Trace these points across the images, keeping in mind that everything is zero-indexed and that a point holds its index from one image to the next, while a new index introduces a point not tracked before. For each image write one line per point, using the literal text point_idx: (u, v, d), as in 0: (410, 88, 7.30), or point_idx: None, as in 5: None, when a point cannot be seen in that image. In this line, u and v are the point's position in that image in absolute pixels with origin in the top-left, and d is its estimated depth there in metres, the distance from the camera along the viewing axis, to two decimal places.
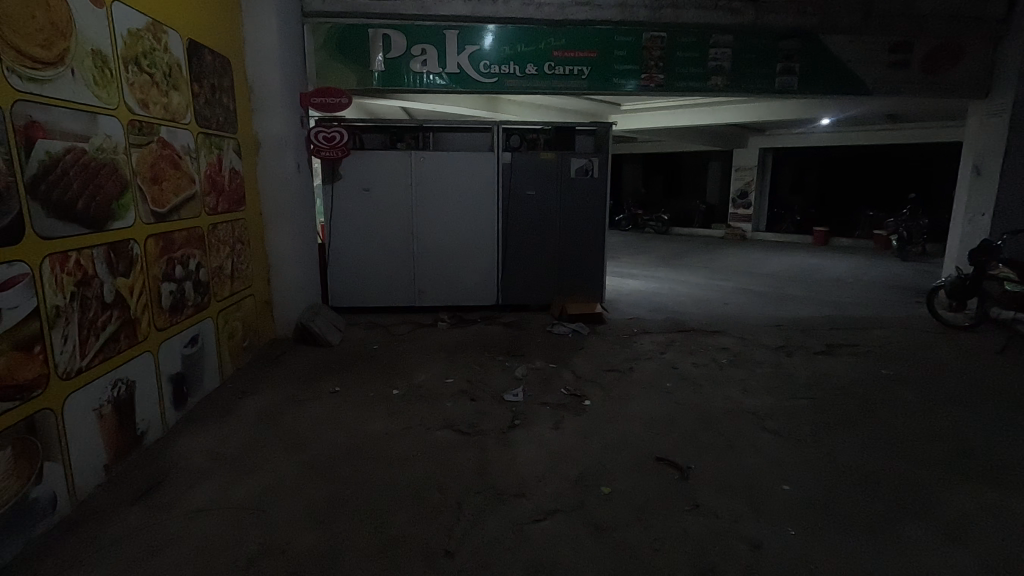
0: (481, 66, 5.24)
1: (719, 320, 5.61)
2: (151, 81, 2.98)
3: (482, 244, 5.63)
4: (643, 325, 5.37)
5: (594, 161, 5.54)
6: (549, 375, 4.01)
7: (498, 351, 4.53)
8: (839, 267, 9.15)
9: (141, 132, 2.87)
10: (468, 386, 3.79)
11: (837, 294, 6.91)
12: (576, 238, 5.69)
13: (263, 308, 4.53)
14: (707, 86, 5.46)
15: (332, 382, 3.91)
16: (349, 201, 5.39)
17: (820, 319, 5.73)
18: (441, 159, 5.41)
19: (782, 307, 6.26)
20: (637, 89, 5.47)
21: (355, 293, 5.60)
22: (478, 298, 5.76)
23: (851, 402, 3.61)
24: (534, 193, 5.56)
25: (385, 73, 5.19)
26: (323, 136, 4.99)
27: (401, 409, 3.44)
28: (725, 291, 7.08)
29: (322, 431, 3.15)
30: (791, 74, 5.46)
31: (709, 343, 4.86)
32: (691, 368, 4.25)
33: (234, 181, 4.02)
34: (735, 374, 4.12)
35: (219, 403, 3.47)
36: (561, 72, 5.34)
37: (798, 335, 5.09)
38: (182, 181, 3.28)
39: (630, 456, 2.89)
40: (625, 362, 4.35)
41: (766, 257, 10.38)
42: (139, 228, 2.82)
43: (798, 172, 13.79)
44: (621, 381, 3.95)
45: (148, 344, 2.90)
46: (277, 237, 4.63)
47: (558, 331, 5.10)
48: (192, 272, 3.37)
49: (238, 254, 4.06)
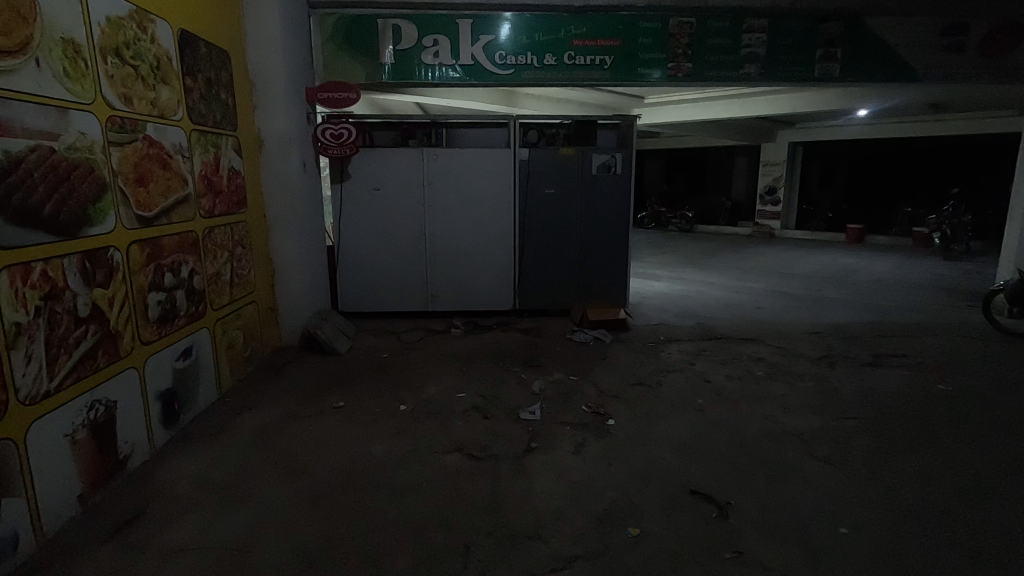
0: (496, 56, 4.93)
1: (752, 327, 5.23)
2: (136, 75, 2.75)
3: (498, 245, 5.33)
4: (670, 331, 5.03)
5: (617, 156, 5.19)
6: (568, 389, 3.70)
7: (514, 362, 4.24)
8: (878, 266, 8.64)
9: (123, 130, 2.64)
10: (481, 402, 3.50)
11: (879, 297, 6.47)
12: (598, 238, 5.35)
13: (266, 315, 4.30)
14: (740, 75, 5.07)
15: (336, 396, 3.65)
16: (359, 201, 5.14)
17: (863, 325, 5.32)
18: (454, 157, 5.13)
19: (819, 311, 5.85)
20: (663, 80, 5.10)
21: (365, 297, 5.36)
22: (494, 302, 5.46)
23: (908, 424, 3.23)
24: (553, 191, 5.24)
25: (395, 67, 4.92)
26: (330, 133, 4.74)
27: (407, 429, 3.17)
28: (756, 294, 6.70)
29: (322, 454, 2.90)
30: (832, 60, 5.04)
31: (742, 353, 4.50)
32: (724, 381, 3.91)
33: (233, 182, 3.79)
34: (773, 389, 3.76)
35: (214, 421, 3.24)
36: (583, 62, 5.00)
37: (839, 344, 4.70)
38: (172, 183, 3.05)
39: (660, 488, 2.57)
40: (652, 374, 4.02)
41: (797, 256, 9.92)
42: (121, 233, 2.59)
43: (830, 166, 13.21)
44: (648, 397, 3.62)
45: (132, 360, 2.66)
46: (281, 240, 4.40)
47: (580, 338, 4.78)
48: (183, 279, 3.13)
49: (237, 259, 3.83)
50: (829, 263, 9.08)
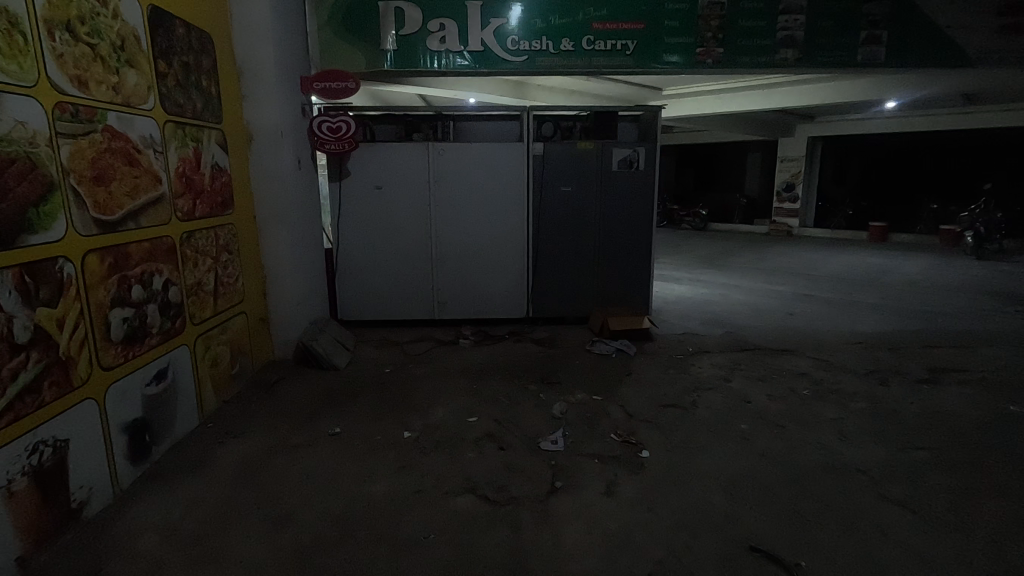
0: (508, 42, 4.52)
1: (787, 336, 4.79)
2: (94, 55, 2.35)
3: (510, 248, 4.91)
4: (698, 342, 4.62)
5: (640, 151, 4.77)
6: (593, 412, 3.29)
7: (530, 378, 3.83)
8: (908, 267, 8.19)
9: (76, 119, 2.24)
10: (495, 428, 3.09)
11: (918, 302, 6.01)
12: (619, 240, 4.93)
13: (257, 327, 3.92)
14: (776, 60, 4.63)
15: (332, 421, 3.25)
16: (359, 200, 4.73)
17: (908, 333, 4.87)
18: (462, 152, 4.71)
19: (856, 317, 5.41)
20: (690, 66, 4.68)
21: (366, 304, 4.96)
22: (506, 309, 5.05)
23: (992, 458, 2.78)
24: (569, 189, 4.82)
25: (398, 53, 4.51)
26: (327, 126, 4.33)
27: (412, 463, 2.76)
28: (785, 298, 6.24)
29: (312, 495, 2.50)
30: (877, 43, 4.60)
31: (781, 367, 4.06)
32: (766, 401, 3.49)
33: (217, 180, 3.40)
34: (822, 411, 3.34)
35: (193, 453, 2.86)
36: (602, 48, 4.57)
37: (888, 357, 4.26)
38: (142, 183, 2.66)
39: (712, 544, 2.15)
40: (685, 394, 3.59)
41: (820, 256, 9.46)
42: (73, 241, 2.20)
43: (850, 162, 12.70)
44: (684, 422, 3.20)
45: (89, 389, 2.27)
46: (273, 244, 4.00)
47: (600, 350, 4.37)
48: (156, 292, 2.74)
49: (223, 266, 3.44)
50: (855, 264, 8.63)
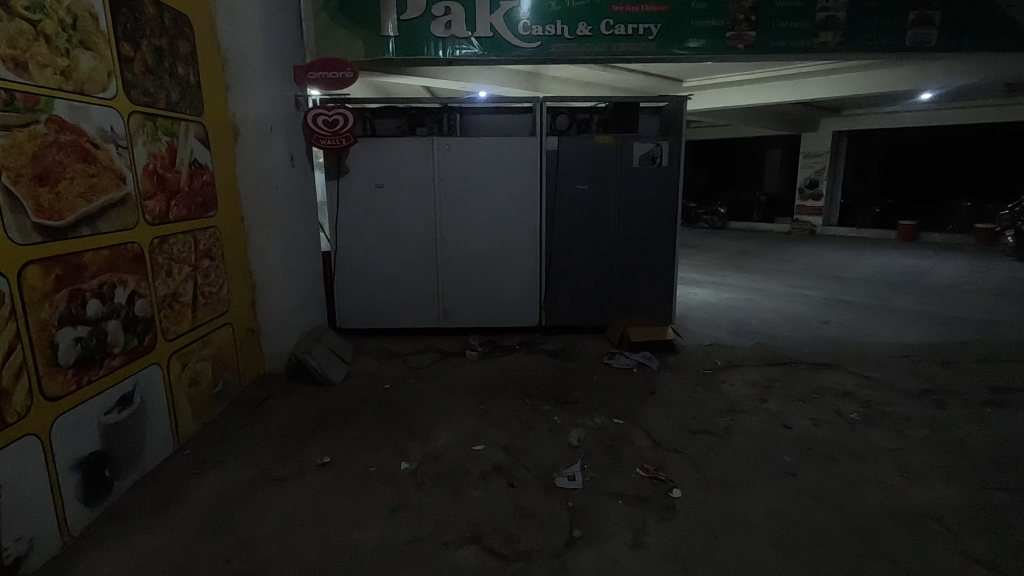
0: (520, 26, 4.14)
1: (825, 348, 4.37)
2: (36, 33, 2.01)
3: (521, 251, 4.54)
4: (727, 354, 4.22)
5: (663, 145, 4.36)
6: (615, 440, 2.91)
7: (543, 397, 3.46)
8: (946, 269, 7.68)
9: (11, 107, 1.90)
10: (504, 459, 2.73)
11: (964, 308, 5.54)
12: (640, 242, 4.54)
13: (245, 339, 3.59)
14: (815, 44, 4.19)
15: (322, 448, 2.91)
16: (358, 200, 4.39)
17: (960, 345, 4.42)
18: (469, 147, 4.34)
19: (898, 326, 4.96)
20: (720, 52, 4.26)
21: (367, 312, 4.62)
22: (517, 317, 4.68)
23: None
24: (585, 187, 4.44)
25: (400, 41, 4.15)
26: (322, 120, 3.98)
27: (408, 502, 2.41)
28: (816, 303, 5.81)
29: (291, 545, 2.15)
30: (928, 25, 4.15)
31: (822, 385, 3.65)
32: (809, 427, 3.09)
33: (197, 179, 3.07)
34: (876, 440, 2.93)
35: (162, 487, 2.52)
36: (623, 32, 4.17)
37: (941, 373, 3.83)
38: (99, 183, 2.32)
39: None
40: (716, 417, 3.20)
41: (847, 256, 8.98)
42: (8, 251, 1.86)
43: (877, 158, 12.16)
44: (718, 452, 2.82)
45: (29, 424, 1.94)
46: (263, 249, 3.67)
47: (620, 364, 3.99)
48: (118, 306, 2.42)
49: (204, 274, 3.11)
50: (887, 265, 8.14)
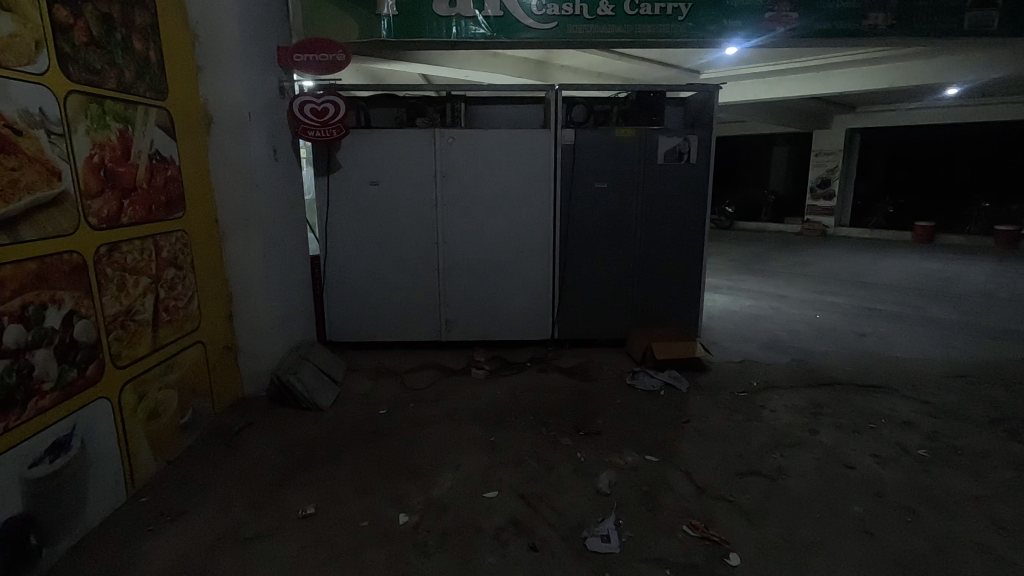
0: (534, 5, 3.69)
1: (869, 366, 3.94)
2: None
3: (533, 256, 4.09)
4: (763, 373, 3.78)
5: (691, 139, 3.91)
6: (651, 485, 2.47)
7: (563, 428, 3.01)
8: (974, 274, 7.28)
9: None
10: (522, 512, 2.28)
11: (1006, 318, 5.13)
12: (663, 247, 4.10)
13: (219, 359, 3.13)
14: (862, 27, 3.76)
15: (305, 493, 2.45)
16: (350, 200, 3.93)
17: (1015, 362, 4.00)
18: (476, 141, 3.88)
19: (942, 340, 4.54)
20: (757, 35, 3.81)
21: (360, 324, 4.17)
22: (527, 330, 4.23)
23: None
24: (604, 186, 3.99)
25: (399, 20, 3.68)
26: (310, 108, 3.49)
27: (407, 573, 1.96)
28: (847, 312, 5.38)
29: None
30: (988, 7, 3.71)
31: (878, 413, 3.22)
32: (874, 466, 2.66)
33: (159, 175, 2.60)
34: (957, 485, 2.50)
35: (108, 549, 2.08)
36: (649, 12, 3.71)
37: (1008, 397, 3.40)
38: (22, 178, 1.85)
39: None
40: (765, 454, 2.76)
41: (866, 259, 8.58)
42: None
43: (891, 156, 11.76)
44: (775, 501, 2.38)
45: None
46: (239, 255, 3.19)
47: (645, 385, 3.55)
48: (51, 331, 1.96)
49: (168, 287, 2.65)
50: (910, 269, 7.73)
